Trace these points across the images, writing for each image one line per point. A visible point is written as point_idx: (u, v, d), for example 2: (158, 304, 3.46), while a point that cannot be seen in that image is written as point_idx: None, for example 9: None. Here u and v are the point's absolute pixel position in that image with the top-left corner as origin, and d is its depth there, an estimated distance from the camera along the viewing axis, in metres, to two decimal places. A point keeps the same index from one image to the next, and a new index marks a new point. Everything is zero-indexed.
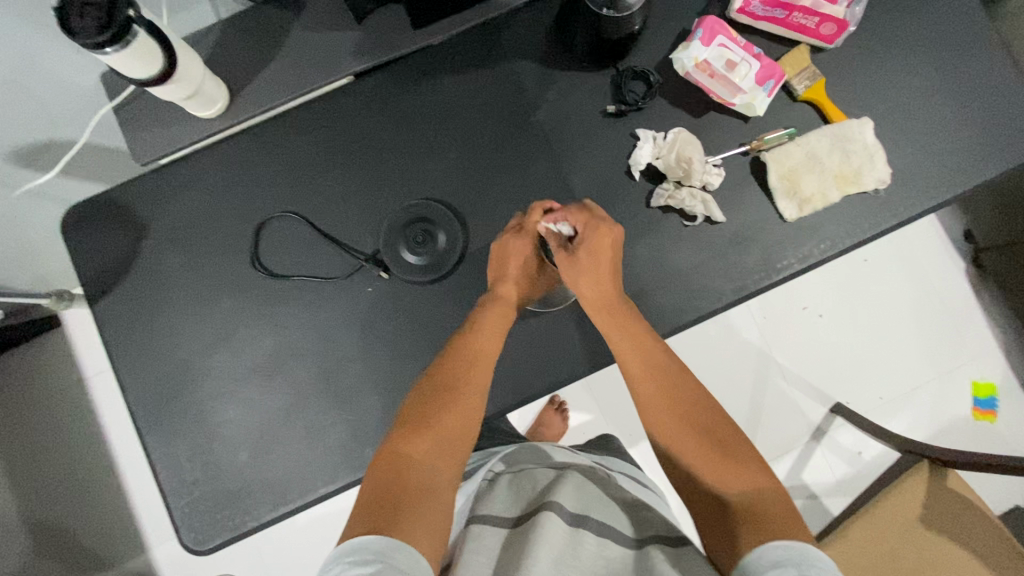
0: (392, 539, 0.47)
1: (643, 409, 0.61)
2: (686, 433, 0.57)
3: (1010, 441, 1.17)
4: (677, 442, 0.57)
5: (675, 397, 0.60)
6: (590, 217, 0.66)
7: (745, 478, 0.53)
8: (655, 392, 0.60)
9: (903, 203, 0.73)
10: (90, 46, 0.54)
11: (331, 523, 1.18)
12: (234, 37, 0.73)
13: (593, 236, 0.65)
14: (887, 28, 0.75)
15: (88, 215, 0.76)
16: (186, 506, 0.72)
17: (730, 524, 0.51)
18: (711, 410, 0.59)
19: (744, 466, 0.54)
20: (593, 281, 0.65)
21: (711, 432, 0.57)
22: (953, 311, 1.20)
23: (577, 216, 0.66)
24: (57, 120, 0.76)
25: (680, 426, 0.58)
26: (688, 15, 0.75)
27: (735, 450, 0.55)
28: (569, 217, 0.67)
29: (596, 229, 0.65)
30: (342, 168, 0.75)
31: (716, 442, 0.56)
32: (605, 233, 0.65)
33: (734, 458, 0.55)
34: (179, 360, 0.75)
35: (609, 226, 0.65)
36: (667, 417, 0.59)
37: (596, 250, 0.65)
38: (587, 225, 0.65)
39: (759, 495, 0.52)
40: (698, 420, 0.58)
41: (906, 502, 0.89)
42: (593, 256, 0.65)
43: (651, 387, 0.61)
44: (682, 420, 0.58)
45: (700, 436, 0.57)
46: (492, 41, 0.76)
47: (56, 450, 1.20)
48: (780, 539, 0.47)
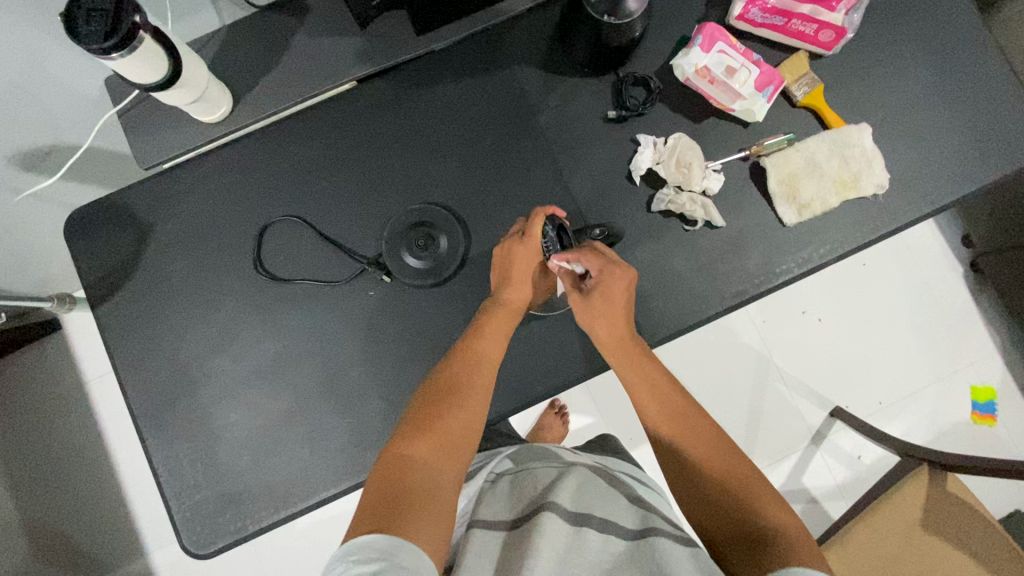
0: (394, 538, 0.48)
1: (664, 450, 0.60)
2: (707, 472, 0.57)
3: (1009, 446, 1.17)
4: (693, 455, 0.58)
5: (694, 436, 0.59)
6: (603, 261, 0.64)
7: (769, 514, 0.53)
8: (673, 427, 0.60)
9: (902, 208, 0.74)
10: (96, 52, 0.54)
11: (332, 527, 1.18)
12: (237, 42, 0.73)
13: (607, 279, 0.64)
14: (884, 35, 0.76)
15: (91, 219, 0.77)
16: (188, 509, 0.72)
17: (760, 558, 0.50)
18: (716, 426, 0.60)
19: (766, 502, 0.54)
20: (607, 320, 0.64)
21: (720, 449, 0.58)
22: (951, 315, 1.21)
23: (590, 259, 0.64)
24: (61, 125, 0.77)
25: (702, 464, 0.57)
26: (688, 22, 0.76)
27: (756, 487, 0.55)
28: (582, 260, 0.65)
29: (610, 275, 0.64)
30: (345, 173, 0.76)
31: (737, 480, 0.56)
32: (619, 277, 0.64)
33: (756, 495, 0.54)
34: (182, 363, 0.75)
35: (623, 270, 0.64)
36: (687, 456, 0.58)
37: (608, 296, 0.64)
38: (601, 270, 0.64)
39: (785, 529, 0.51)
40: (707, 435, 0.59)
41: (905, 506, 0.90)
42: (607, 296, 0.64)
43: (669, 426, 0.60)
44: (703, 459, 0.58)
45: (721, 473, 0.56)
46: (493, 47, 0.77)
47: (56, 454, 1.20)
48: (806, 569, 0.46)
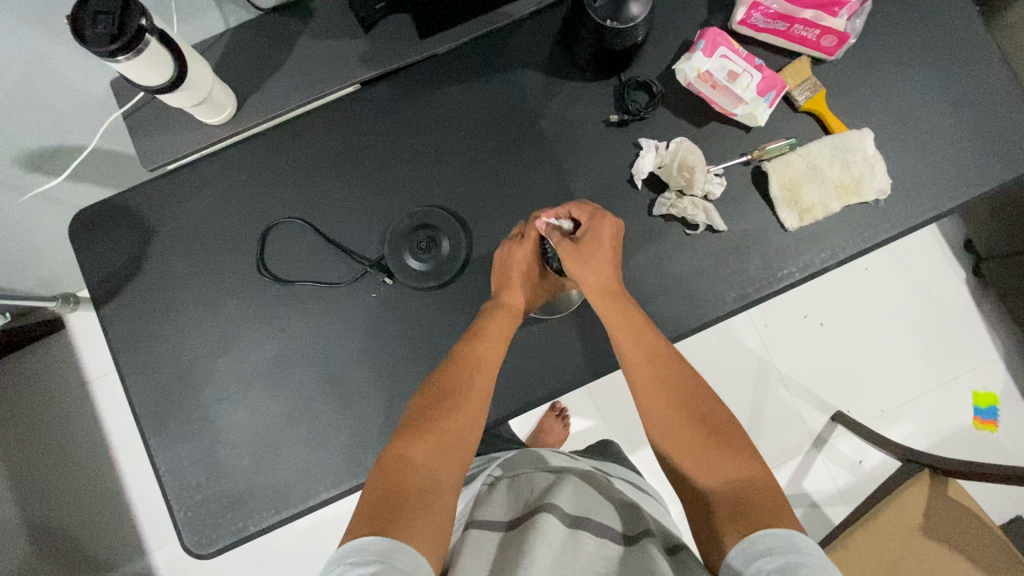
0: (393, 540, 0.48)
1: (640, 395, 0.60)
2: (680, 419, 0.57)
3: (1011, 451, 1.17)
4: (672, 424, 0.57)
5: (671, 385, 0.59)
6: (593, 210, 0.64)
7: (737, 467, 0.54)
8: (655, 390, 0.59)
9: (903, 213, 0.74)
10: (103, 55, 0.55)
11: (334, 527, 1.19)
12: (242, 45, 0.74)
13: (597, 225, 0.63)
14: (886, 40, 0.76)
15: (95, 219, 0.77)
16: (189, 509, 0.73)
17: (727, 512, 0.51)
18: (701, 389, 0.59)
19: (735, 456, 0.55)
20: (594, 268, 0.63)
21: (703, 415, 0.57)
22: (953, 320, 1.21)
23: (580, 209, 0.64)
24: (67, 125, 0.77)
25: (676, 415, 0.58)
26: (690, 26, 0.76)
27: (727, 439, 0.56)
28: (571, 210, 0.65)
29: (598, 221, 0.63)
30: (348, 174, 0.76)
31: (709, 431, 0.56)
32: (608, 225, 0.63)
33: (731, 458, 0.55)
34: (184, 363, 0.76)
35: (610, 218, 0.64)
36: (663, 406, 0.58)
37: (598, 240, 0.63)
38: (591, 217, 0.63)
39: (751, 487, 0.53)
40: (688, 400, 0.58)
41: (907, 512, 0.90)
42: (594, 243, 0.63)
43: (647, 373, 0.60)
44: (678, 409, 0.58)
45: (694, 424, 0.57)
46: (495, 51, 0.77)
47: (59, 451, 1.21)
48: (772, 532, 0.47)
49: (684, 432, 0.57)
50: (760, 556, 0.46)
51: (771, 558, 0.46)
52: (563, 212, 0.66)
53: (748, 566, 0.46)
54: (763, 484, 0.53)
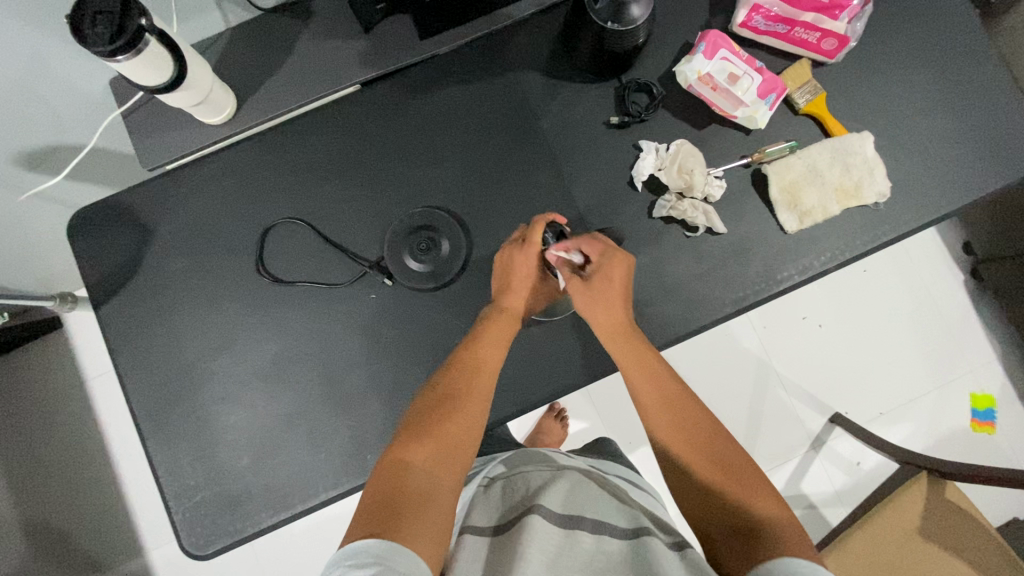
0: (390, 543, 0.48)
1: (658, 442, 0.60)
2: (695, 454, 0.58)
3: (1009, 453, 1.17)
4: (687, 458, 0.58)
5: (689, 429, 0.59)
6: (605, 246, 0.65)
7: (760, 508, 0.53)
8: (670, 425, 0.60)
9: (903, 216, 0.74)
10: (101, 55, 0.54)
11: (332, 527, 1.19)
12: (243, 44, 0.74)
13: (608, 262, 0.64)
14: (887, 43, 0.76)
15: (94, 219, 0.77)
16: (187, 510, 0.72)
17: (753, 555, 0.50)
18: (713, 422, 0.60)
19: (757, 496, 0.54)
20: (605, 305, 0.64)
21: (718, 449, 0.58)
22: (952, 322, 1.21)
23: (590, 244, 0.65)
24: (65, 124, 0.77)
25: (692, 452, 0.58)
26: (691, 28, 0.76)
27: (748, 481, 0.55)
28: (581, 246, 0.66)
29: (610, 259, 0.64)
30: (348, 175, 0.76)
31: (729, 474, 0.56)
32: (620, 262, 0.64)
33: (749, 491, 0.55)
34: (183, 364, 0.75)
35: (621, 255, 0.65)
36: (682, 451, 0.58)
37: (607, 278, 0.64)
38: (602, 254, 0.65)
39: (776, 527, 0.52)
40: (703, 435, 0.59)
41: (905, 514, 0.90)
42: (604, 281, 0.64)
43: (665, 419, 0.60)
44: (694, 445, 0.58)
45: (714, 468, 0.56)
46: (495, 52, 0.77)
47: (56, 451, 1.20)
48: (796, 567, 0.47)
49: (700, 465, 0.57)
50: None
51: None
52: (572, 246, 0.66)
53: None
54: (787, 524, 0.52)
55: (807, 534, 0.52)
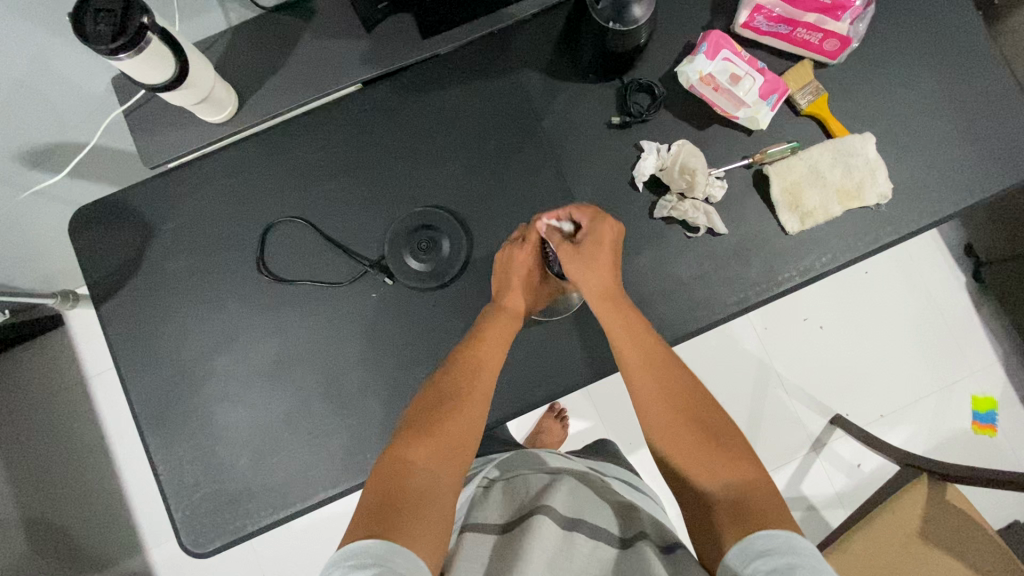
0: (390, 545, 0.48)
1: (640, 400, 0.61)
2: (679, 420, 0.58)
3: (1010, 455, 1.17)
4: (670, 424, 0.58)
5: (673, 390, 0.60)
6: (595, 212, 0.65)
7: (737, 470, 0.55)
8: (655, 390, 0.60)
9: (905, 218, 0.74)
10: (103, 52, 0.54)
11: (331, 526, 1.19)
12: (245, 43, 0.74)
13: (598, 227, 0.64)
14: (889, 44, 0.76)
15: (96, 217, 0.77)
16: (187, 508, 0.72)
17: (729, 515, 0.52)
18: (698, 388, 0.60)
19: (736, 460, 0.55)
20: (594, 269, 0.64)
21: (702, 415, 0.58)
22: (953, 323, 1.21)
23: (581, 210, 0.65)
24: (67, 122, 0.77)
25: (676, 418, 0.58)
26: (693, 29, 0.76)
27: (727, 444, 0.56)
28: (572, 212, 0.66)
29: (601, 223, 0.65)
30: (349, 174, 0.76)
31: (709, 436, 0.57)
32: (610, 228, 0.65)
33: (730, 458, 0.55)
34: (183, 362, 0.76)
35: (610, 220, 0.65)
36: (664, 412, 0.59)
37: (598, 242, 0.64)
38: (593, 219, 0.65)
39: (751, 489, 0.54)
40: (687, 401, 0.59)
41: (906, 516, 0.90)
42: (595, 245, 0.64)
43: (650, 378, 0.60)
44: (679, 412, 0.59)
45: (695, 430, 0.57)
46: (497, 52, 0.77)
47: (57, 448, 1.20)
48: (771, 533, 0.48)
49: (682, 431, 0.57)
50: (757, 556, 0.47)
51: (769, 558, 0.46)
52: (562, 213, 0.66)
53: (745, 565, 0.47)
54: (762, 487, 0.54)
55: (782, 502, 0.53)
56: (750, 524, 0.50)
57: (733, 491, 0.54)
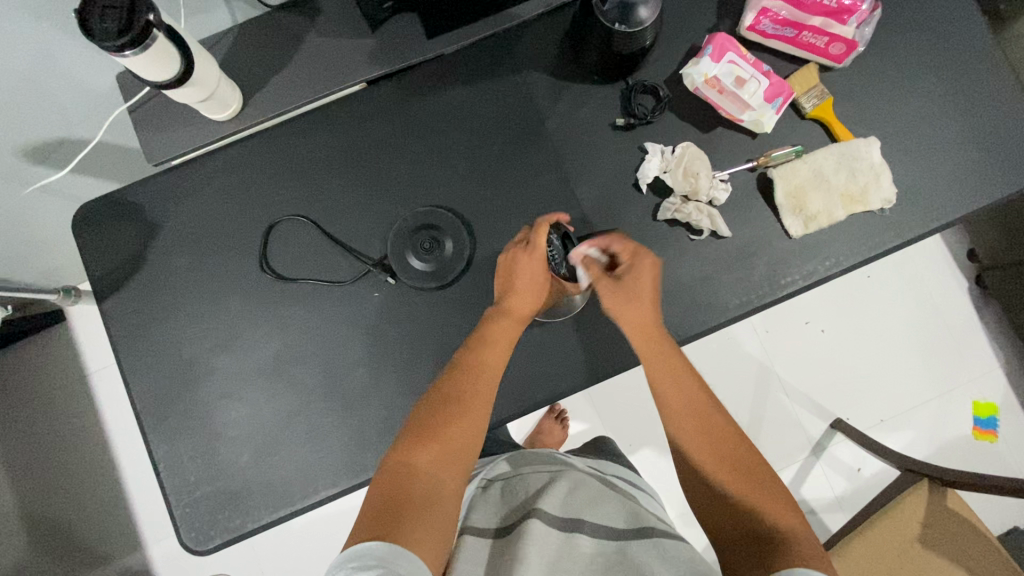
0: (392, 547, 0.48)
1: (678, 442, 0.61)
2: (715, 456, 0.58)
3: (1010, 462, 1.17)
4: (703, 458, 0.59)
5: (712, 433, 0.60)
6: (633, 246, 0.67)
7: (778, 513, 0.54)
8: (690, 425, 0.60)
9: (908, 223, 0.74)
10: (109, 49, 0.54)
11: (330, 524, 1.19)
12: (249, 41, 0.74)
13: (637, 262, 0.66)
14: (895, 48, 0.75)
15: (99, 214, 0.77)
16: (187, 505, 0.72)
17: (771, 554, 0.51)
18: (734, 424, 0.61)
19: (773, 498, 0.56)
20: (630, 306, 0.64)
21: (737, 452, 0.59)
22: (955, 329, 1.21)
23: (620, 241, 0.67)
24: (71, 118, 0.77)
25: (711, 453, 0.59)
26: (698, 31, 0.76)
27: (768, 488, 0.56)
28: (611, 244, 0.67)
29: (639, 258, 0.66)
30: (352, 173, 0.76)
31: (749, 479, 0.57)
32: (648, 263, 0.66)
33: (764, 495, 0.56)
34: (185, 359, 0.76)
35: (647, 254, 0.66)
36: (704, 453, 0.59)
37: (638, 280, 0.65)
38: (632, 254, 0.66)
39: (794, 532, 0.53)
40: (724, 438, 0.59)
41: (905, 522, 0.89)
42: (632, 282, 0.65)
43: (689, 417, 0.61)
44: (713, 447, 0.59)
45: (734, 473, 0.57)
46: (502, 52, 0.77)
47: (57, 443, 1.21)
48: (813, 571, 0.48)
49: (716, 466, 0.58)
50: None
51: None
52: (601, 243, 0.68)
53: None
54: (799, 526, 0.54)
55: (818, 542, 0.53)
56: (786, 558, 0.50)
57: (776, 531, 0.53)
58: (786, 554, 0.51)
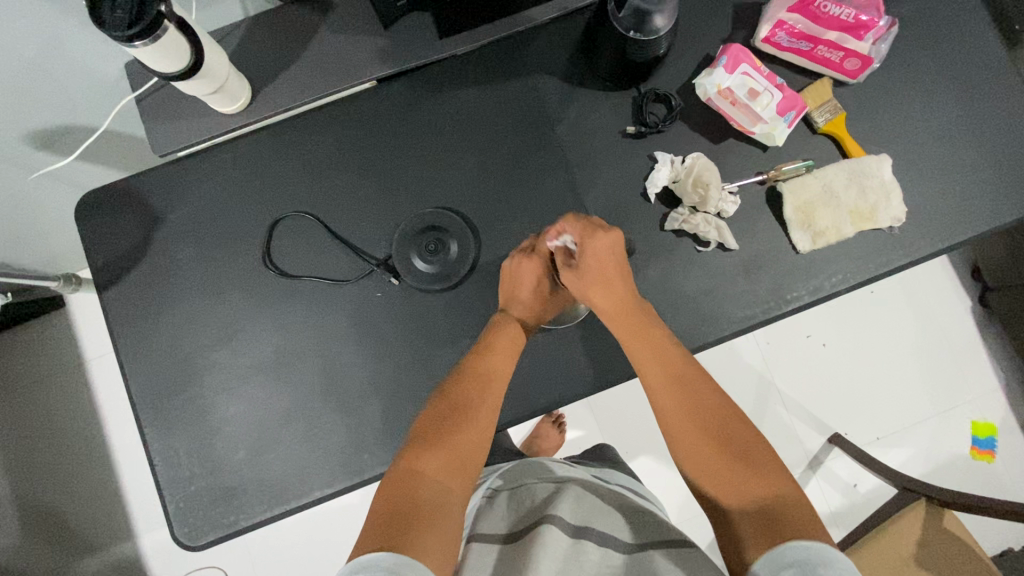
0: (403, 557, 0.47)
1: (664, 419, 0.60)
2: (699, 433, 0.57)
3: (1006, 482, 1.17)
4: (687, 435, 0.57)
5: (698, 410, 0.58)
6: (583, 225, 0.66)
7: (766, 484, 0.53)
8: (672, 402, 0.59)
9: (917, 242, 0.73)
10: (120, 39, 0.54)
11: (322, 522, 1.18)
12: (261, 34, 0.73)
13: (590, 241, 0.65)
14: (910, 65, 0.75)
15: (103, 203, 0.76)
16: (181, 501, 0.72)
17: (755, 526, 0.50)
18: (719, 396, 0.59)
19: (765, 473, 0.54)
20: (602, 288, 0.65)
21: (723, 426, 0.57)
22: (957, 347, 1.20)
23: (572, 226, 0.66)
24: (78, 106, 0.77)
25: (696, 429, 0.57)
26: (712, 41, 0.75)
27: (756, 460, 0.55)
28: (565, 229, 0.67)
29: (592, 237, 0.65)
30: (360, 171, 0.76)
31: (738, 454, 0.55)
32: (603, 239, 0.65)
33: (755, 469, 0.54)
34: (184, 352, 0.75)
35: (606, 232, 0.65)
36: (690, 430, 0.58)
37: (597, 259, 0.65)
38: (584, 235, 0.65)
39: (782, 502, 0.51)
40: (709, 411, 0.58)
41: (899, 539, 0.90)
42: (594, 261, 0.65)
43: (671, 395, 0.59)
44: (698, 423, 0.58)
45: (723, 451, 0.56)
46: (515, 55, 0.76)
47: (51, 429, 1.20)
48: (802, 543, 0.46)
49: (700, 442, 0.57)
50: (788, 567, 0.45)
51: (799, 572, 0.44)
52: (555, 231, 0.67)
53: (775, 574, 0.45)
54: (794, 499, 0.52)
55: (816, 513, 0.51)
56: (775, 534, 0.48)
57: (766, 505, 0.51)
58: (777, 529, 0.49)
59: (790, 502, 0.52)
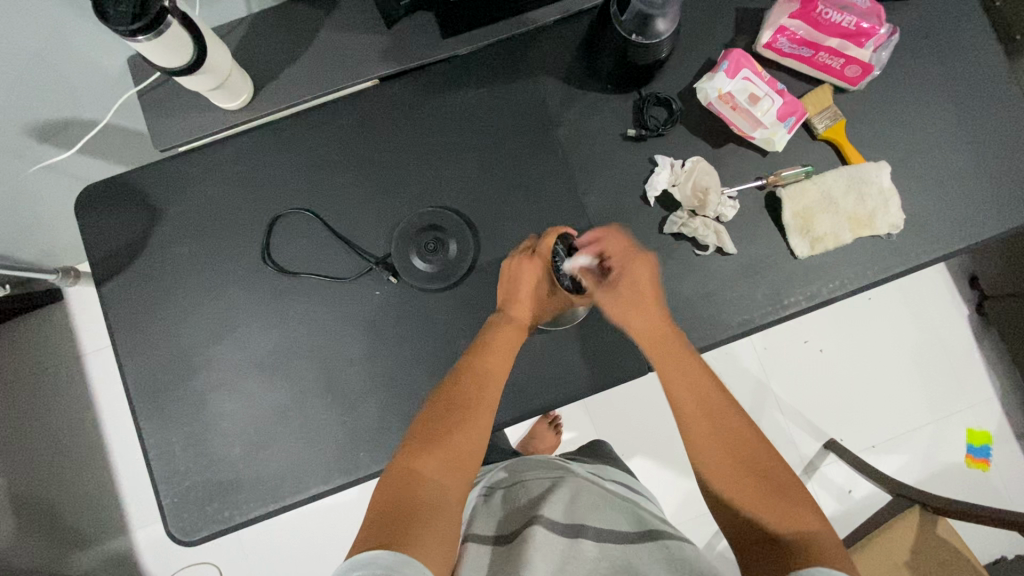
0: (398, 554, 0.47)
1: (695, 444, 0.59)
2: (728, 457, 0.57)
3: (1000, 491, 1.17)
4: (716, 459, 0.57)
5: (727, 433, 0.58)
6: (626, 247, 0.66)
7: (795, 515, 0.53)
8: (703, 424, 0.59)
9: (914, 249, 0.73)
10: (122, 33, 0.54)
11: (317, 520, 1.18)
12: (266, 31, 0.74)
13: (632, 265, 0.65)
14: (911, 73, 0.75)
15: (104, 197, 0.76)
16: (176, 495, 0.72)
17: (784, 553, 0.50)
18: (747, 422, 0.59)
19: (792, 501, 0.54)
20: (637, 309, 0.64)
21: (751, 452, 0.57)
22: (953, 355, 1.21)
23: (613, 246, 0.66)
24: (81, 99, 0.77)
25: (726, 454, 0.57)
26: (714, 45, 0.76)
27: (785, 488, 0.55)
28: (603, 248, 0.67)
29: (634, 261, 0.65)
30: (361, 169, 0.76)
31: (765, 480, 0.56)
32: (643, 265, 0.65)
33: (782, 496, 0.54)
34: (182, 347, 0.75)
35: (644, 257, 0.66)
36: (719, 454, 0.57)
37: (636, 283, 0.65)
38: (625, 257, 0.66)
39: (806, 531, 0.52)
40: (738, 436, 0.58)
41: (893, 548, 0.90)
42: (632, 285, 0.64)
43: (702, 420, 0.59)
44: (728, 448, 0.58)
45: (751, 476, 0.56)
46: (518, 56, 0.77)
47: (48, 422, 1.20)
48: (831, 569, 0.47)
49: (730, 466, 0.57)
50: None
51: None
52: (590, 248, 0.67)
53: None
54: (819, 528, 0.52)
55: (839, 542, 0.51)
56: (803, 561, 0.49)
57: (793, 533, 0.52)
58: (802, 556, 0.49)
59: (814, 530, 0.52)
